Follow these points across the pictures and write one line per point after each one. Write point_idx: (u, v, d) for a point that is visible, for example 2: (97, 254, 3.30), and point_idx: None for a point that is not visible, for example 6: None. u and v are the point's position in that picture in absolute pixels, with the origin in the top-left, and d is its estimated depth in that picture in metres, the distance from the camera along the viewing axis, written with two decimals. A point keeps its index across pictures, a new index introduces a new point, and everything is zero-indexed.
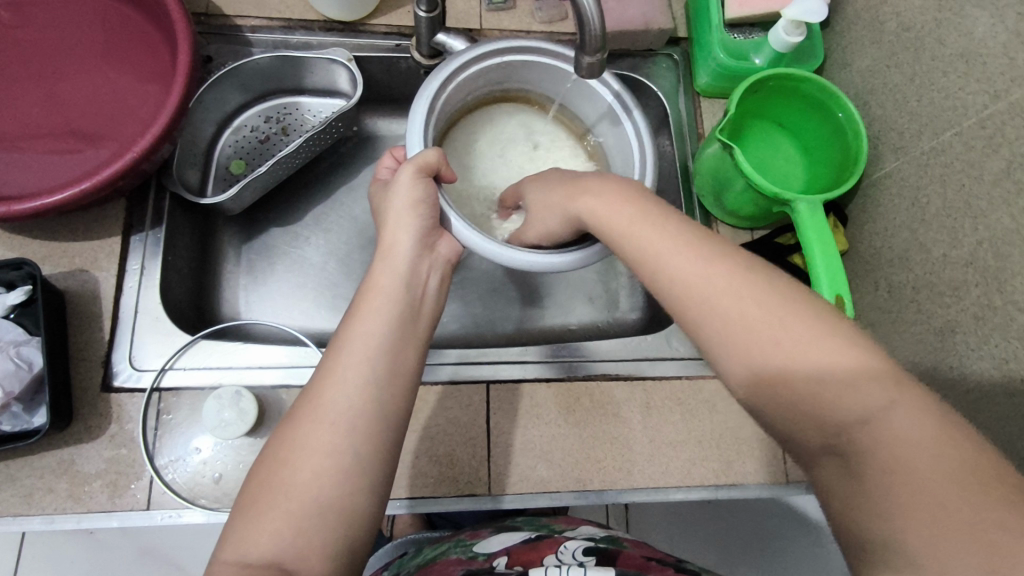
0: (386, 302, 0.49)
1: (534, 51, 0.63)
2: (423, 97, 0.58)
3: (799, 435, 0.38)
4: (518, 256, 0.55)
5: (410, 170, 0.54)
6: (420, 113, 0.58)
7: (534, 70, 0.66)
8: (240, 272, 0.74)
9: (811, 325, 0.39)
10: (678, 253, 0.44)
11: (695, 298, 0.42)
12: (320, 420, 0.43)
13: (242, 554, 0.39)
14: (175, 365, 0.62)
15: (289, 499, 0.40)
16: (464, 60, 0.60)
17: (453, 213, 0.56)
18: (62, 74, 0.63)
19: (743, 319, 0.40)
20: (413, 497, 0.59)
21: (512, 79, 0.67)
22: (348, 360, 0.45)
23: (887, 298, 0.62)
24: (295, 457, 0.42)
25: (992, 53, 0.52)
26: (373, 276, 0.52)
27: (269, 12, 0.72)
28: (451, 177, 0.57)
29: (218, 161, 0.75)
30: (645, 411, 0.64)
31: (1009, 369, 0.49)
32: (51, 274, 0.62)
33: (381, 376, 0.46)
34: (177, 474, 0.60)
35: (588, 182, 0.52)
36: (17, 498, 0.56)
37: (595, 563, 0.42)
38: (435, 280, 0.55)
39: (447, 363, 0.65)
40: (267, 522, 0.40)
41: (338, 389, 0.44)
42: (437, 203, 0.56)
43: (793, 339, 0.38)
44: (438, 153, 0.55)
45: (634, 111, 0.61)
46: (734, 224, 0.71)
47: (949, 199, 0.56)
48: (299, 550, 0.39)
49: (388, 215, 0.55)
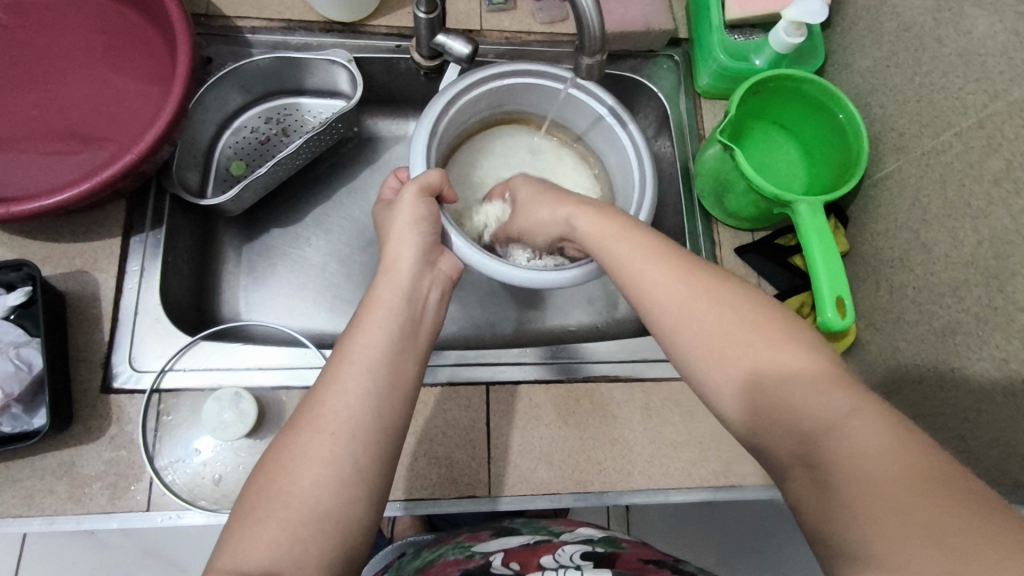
0: (388, 314, 0.49)
1: (538, 75, 0.64)
2: (426, 118, 0.60)
3: (770, 443, 0.39)
4: (517, 272, 0.57)
5: (413, 190, 0.55)
6: (424, 134, 0.59)
7: (537, 95, 0.67)
8: (241, 272, 0.74)
9: (788, 339, 0.41)
10: (666, 265, 0.46)
11: (676, 306, 0.44)
12: (322, 430, 0.43)
13: (239, 562, 0.38)
14: (175, 367, 0.62)
15: (287, 507, 0.40)
16: (471, 81, 0.62)
17: (453, 230, 0.58)
18: (62, 76, 0.63)
19: (719, 333, 0.42)
20: (411, 499, 0.59)
21: (514, 101, 0.68)
22: (352, 370, 0.46)
23: (888, 299, 0.62)
24: (295, 464, 0.42)
25: (991, 54, 0.52)
26: (375, 291, 0.52)
27: (269, 13, 0.72)
28: (452, 198, 0.59)
29: (218, 162, 0.75)
30: (644, 412, 0.64)
31: (1009, 369, 0.49)
32: (50, 275, 0.62)
33: (384, 388, 0.46)
34: (177, 475, 0.60)
35: (585, 202, 0.54)
36: (17, 500, 0.55)
37: (594, 566, 0.42)
38: (435, 300, 0.54)
39: (446, 365, 0.65)
40: (263, 530, 0.39)
41: (339, 399, 0.44)
42: (440, 222, 0.57)
43: (767, 353, 0.40)
44: (440, 174, 0.57)
45: (629, 122, 0.63)
46: (735, 225, 0.71)
47: (949, 200, 0.55)
48: (296, 557, 0.39)
49: (393, 227, 0.55)
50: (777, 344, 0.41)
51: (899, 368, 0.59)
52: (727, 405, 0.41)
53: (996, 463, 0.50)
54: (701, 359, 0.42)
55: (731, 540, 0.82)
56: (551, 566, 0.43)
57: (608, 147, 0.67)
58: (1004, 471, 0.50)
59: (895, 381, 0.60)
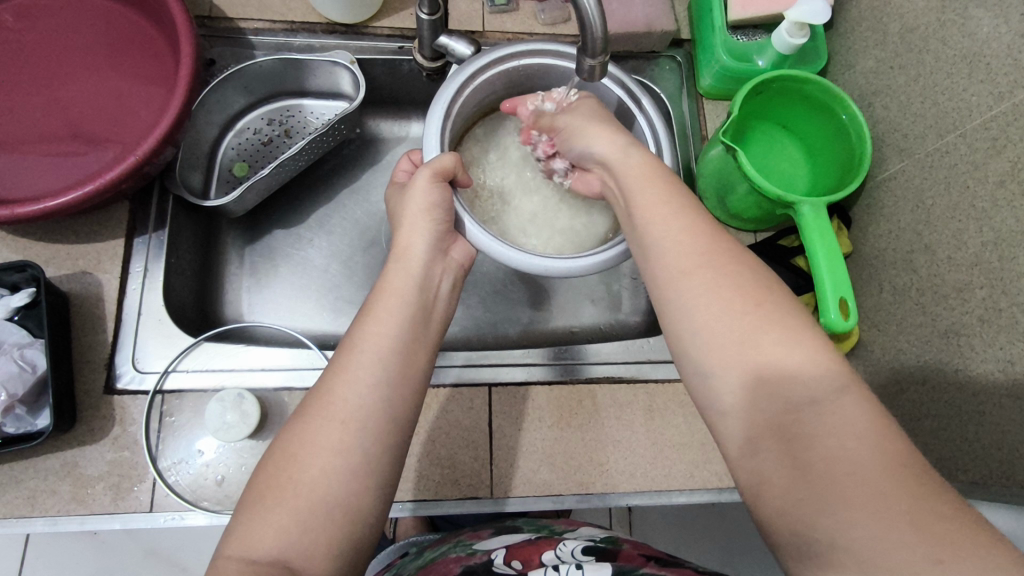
0: (399, 301, 0.50)
1: (545, 53, 0.63)
2: (439, 101, 0.59)
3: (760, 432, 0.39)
4: (531, 259, 0.56)
5: (426, 174, 0.55)
6: (437, 119, 0.59)
7: (545, 76, 0.67)
8: (243, 274, 0.74)
9: (802, 330, 0.40)
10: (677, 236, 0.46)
11: (674, 278, 0.44)
12: (332, 418, 0.43)
13: (247, 551, 0.38)
14: (178, 367, 0.62)
15: (296, 496, 0.40)
16: (483, 61, 0.61)
17: (467, 216, 0.57)
18: (66, 78, 0.64)
19: (715, 307, 0.42)
20: (418, 500, 0.59)
21: (527, 82, 0.67)
22: (361, 358, 0.46)
23: (891, 301, 0.62)
24: (304, 453, 0.42)
25: (995, 55, 0.52)
26: (385, 278, 0.52)
27: (272, 15, 0.72)
28: (466, 182, 0.59)
29: (220, 164, 0.75)
30: (646, 414, 0.64)
31: (1013, 372, 0.48)
32: (54, 276, 0.62)
33: (394, 376, 0.46)
34: (180, 476, 0.60)
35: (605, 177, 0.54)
36: (20, 500, 0.56)
37: (595, 562, 0.43)
38: (447, 284, 0.55)
39: (452, 366, 0.65)
40: (272, 519, 0.39)
41: (349, 387, 0.44)
42: (454, 207, 0.57)
43: (764, 330, 0.40)
44: (455, 159, 0.56)
45: (644, 98, 0.62)
46: (738, 226, 0.71)
47: (952, 202, 0.55)
48: (305, 547, 0.39)
49: (401, 217, 0.55)
50: (787, 329, 0.40)
51: (901, 369, 0.59)
52: (720, 388, 0.40)
53: (1000, 464, 0.50)
54: (691, 365, 0.42)
55: (737, 541, 0.81)
56: (552, 563, 0.43)
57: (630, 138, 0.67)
58: (1008, 474, 0.49)
59: (899, 382, 0.59)
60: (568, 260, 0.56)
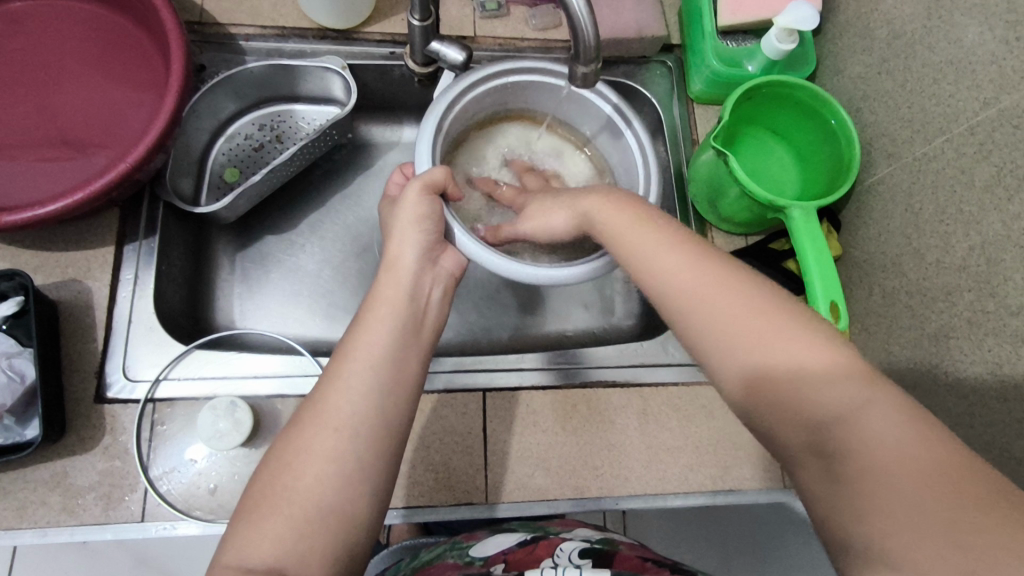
0: (388, 301, 0.50)
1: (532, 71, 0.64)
2: (430, 117, 0.59)
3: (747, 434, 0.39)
4: (524, 269, 0.55)
5: (417, 185, 0.54)
6: (427, 134, 0.58)
7: (531, 95, 0.67)
8: (235, 280, 0.74)
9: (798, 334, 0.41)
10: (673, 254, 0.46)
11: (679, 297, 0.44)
12: (322, 422, 0.43)
13: (244, 558, 0.38)
14: (169, 376, 0.62)
15: (292, 501, 0.40)
16: (472, 79, 0.61)
17: (457, 225, 0.57)
18: (54, 84, 0.63)
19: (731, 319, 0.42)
20: (409, 507, 0.59)
21: (518, 100, 0.68)
22: (350, 360, 0.46)
23: (880, 303, 0.62)
24: (297, 461, 0.41)
25: (981, 61, 0.53)
26: (378, 288, 0.52)
27: (262, 20, 0.71)
28: (457, 196, 0.58)
29: (211, 170, 0.75)
30: (641, 417, 0.64)
31: (1001, 373, 0.49)
32: (42, 285, 0.61)
33: (383, 376, 0.46)
34: (172, 485, 0.59)
35: (568, 195, 0.56)
36: (9, 512, 0.55)
37: (592, 566, 0.43)
38: (438, 292, 0.55)
39: (441, 372, 0.65)
40: (267, 526, 0.39)
41: (340, 391, 0.44)
42: (443, 216, 0.56)
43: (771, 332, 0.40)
44: (444, 172, 0.55)
45: (634, 122, 0.62)
46: (728, 230, 0.72)
47: (940, 206, 0.56)
48: (299, 554, 0.39)
49: (394, 225, 0.55)
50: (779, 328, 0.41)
51: (893, 371, 0.60)
52: None
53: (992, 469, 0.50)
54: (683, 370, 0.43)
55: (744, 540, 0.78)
56: (550, 565, 0.44)
57: (615, 150, 0.67)
58: None
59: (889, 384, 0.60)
60: (562, 267, 0.56)
